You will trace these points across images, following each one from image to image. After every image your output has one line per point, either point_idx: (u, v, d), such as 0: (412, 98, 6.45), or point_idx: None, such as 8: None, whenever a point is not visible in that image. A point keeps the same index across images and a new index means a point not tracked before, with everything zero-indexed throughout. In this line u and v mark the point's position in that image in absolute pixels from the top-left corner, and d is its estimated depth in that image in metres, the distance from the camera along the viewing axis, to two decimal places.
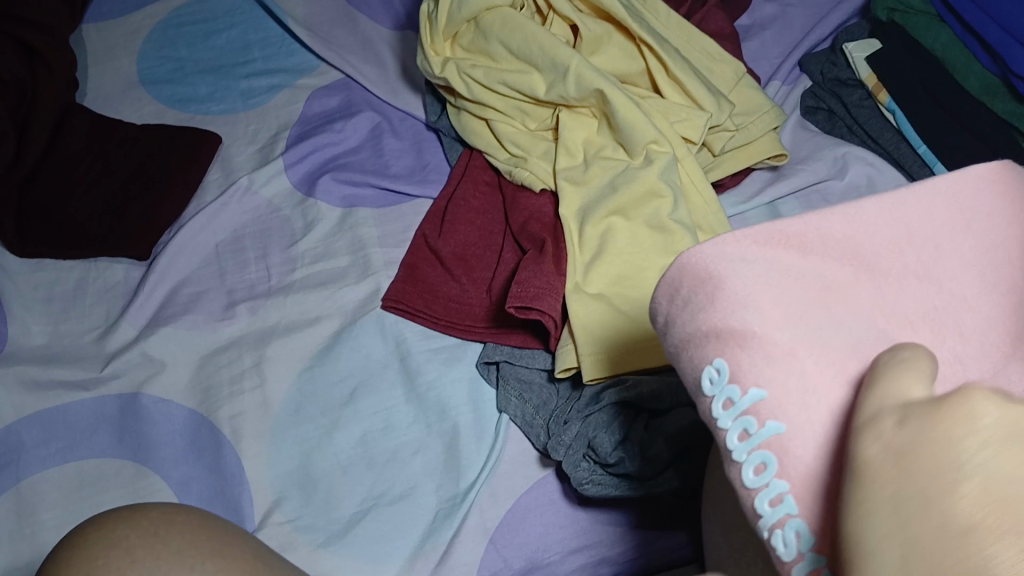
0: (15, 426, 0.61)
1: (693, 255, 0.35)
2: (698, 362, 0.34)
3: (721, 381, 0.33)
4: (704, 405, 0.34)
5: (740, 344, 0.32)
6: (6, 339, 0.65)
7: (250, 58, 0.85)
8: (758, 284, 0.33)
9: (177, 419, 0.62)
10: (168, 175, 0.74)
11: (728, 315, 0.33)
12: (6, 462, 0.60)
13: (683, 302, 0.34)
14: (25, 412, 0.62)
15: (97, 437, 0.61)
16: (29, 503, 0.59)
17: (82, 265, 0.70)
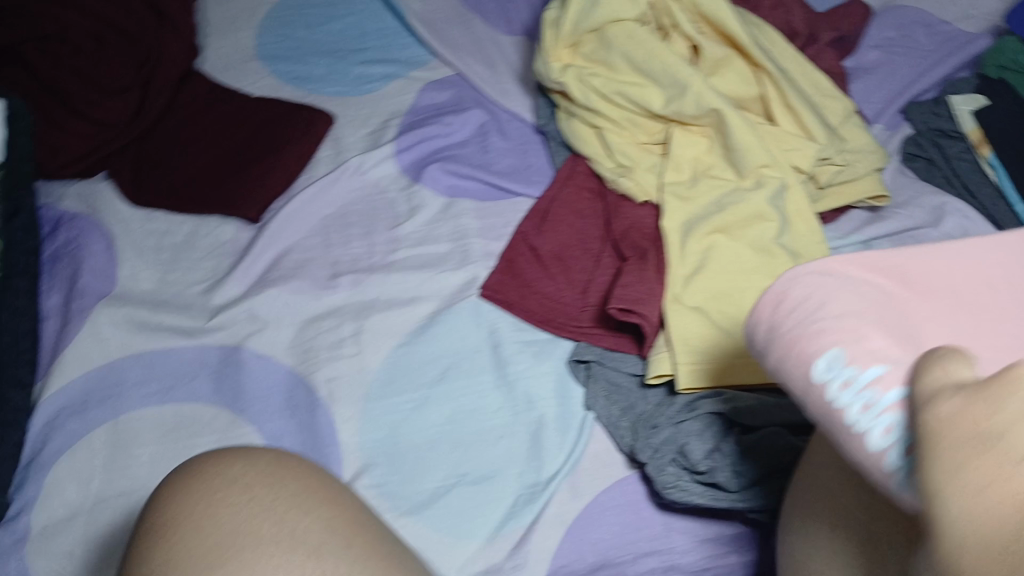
0: (119, 363, 0.63)
1: (792, 274, 0.36)
2: (809, 357, 0.34)
3: (840, 364, 0.33)
4: (816, 396, 0.33)
5: (848, 336, 0.34)
6: (117, 281, 0.68)
7: (366, 45, 0.87)
8: (855, 292, 0.36)
9: (274, 377, 0.64)
10: (282, 144, 0.76)
11: (836, 312, 0.35)
12: (108, 396, 0.62)
13: (790, 308, 0.35)
14: (130, 350, 0.64)
15: (197, 383, 0.63)
16: (125, 437, 0.61)
17: (194, 221, 0.72)
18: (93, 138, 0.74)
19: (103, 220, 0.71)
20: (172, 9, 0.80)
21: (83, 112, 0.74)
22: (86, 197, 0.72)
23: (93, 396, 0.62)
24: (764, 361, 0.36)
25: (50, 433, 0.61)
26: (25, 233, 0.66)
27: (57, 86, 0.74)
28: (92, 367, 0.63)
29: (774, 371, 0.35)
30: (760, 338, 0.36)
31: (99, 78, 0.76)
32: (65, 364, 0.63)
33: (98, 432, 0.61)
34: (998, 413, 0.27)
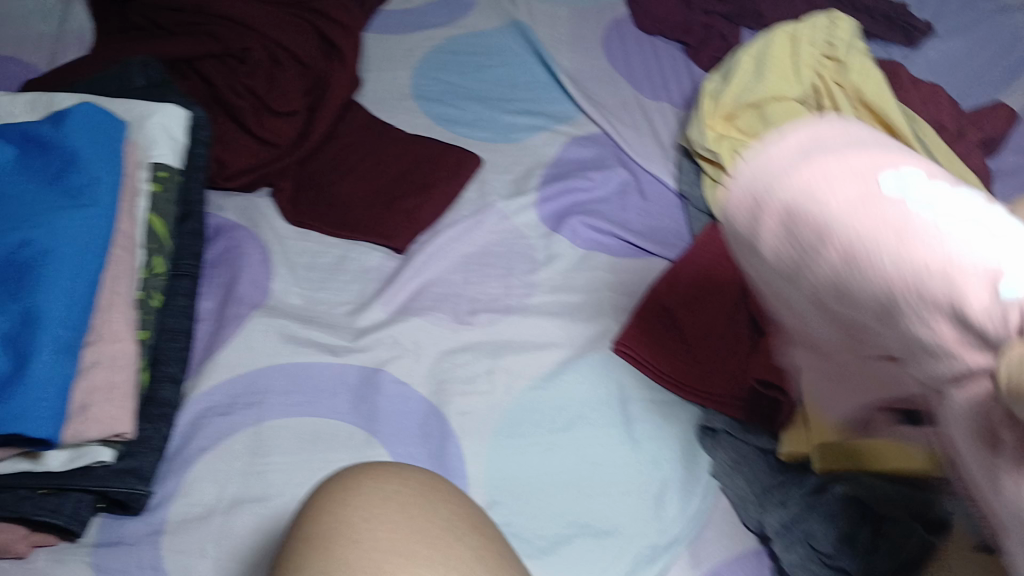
0: (265, 371, 0.66)
1: (812, 120, 0.31)
2: (838, 167, 0.27)
3: (902, 178, 0.26)
4: (862, 202, 0.26)
5: (907, 163, 0.27)
6: (269, 294, 0.71)
7: (516, 97, 0.90)
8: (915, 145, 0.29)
9: (408, 404, 0.66)
10: (432, 181, 0.79)
11: (873, 138, 0.29)
12: (252, 402, 0.65)
13: (813, 139, 0.30)
14: (277, 360, 0.67)
15: (336, 400, 0.65)
16: (265, 444, 0.63)
17: (344, 245, 0.75)
18: (260, 154, 0.78)
19: (261, 235, 0.74)
20: (341, 43, 0.85)
21: (252, 128, 0.78)
22: (245, 210, 0.76)
23: (239, 400, 0.65)
24: (741, 211, 0.29)
25: (195, 432, 0.63)
26: (188, 239, 0.69)
27: (233, 101, 0.79)
28: (239, 372, 0.66)
29: (752, 197, 0.29)
30: (742, 180, 0.30)
31: (272, 99, 0.79)
32: (214, 368, 0.66)
33: (240, 435, 0.63)
34: None
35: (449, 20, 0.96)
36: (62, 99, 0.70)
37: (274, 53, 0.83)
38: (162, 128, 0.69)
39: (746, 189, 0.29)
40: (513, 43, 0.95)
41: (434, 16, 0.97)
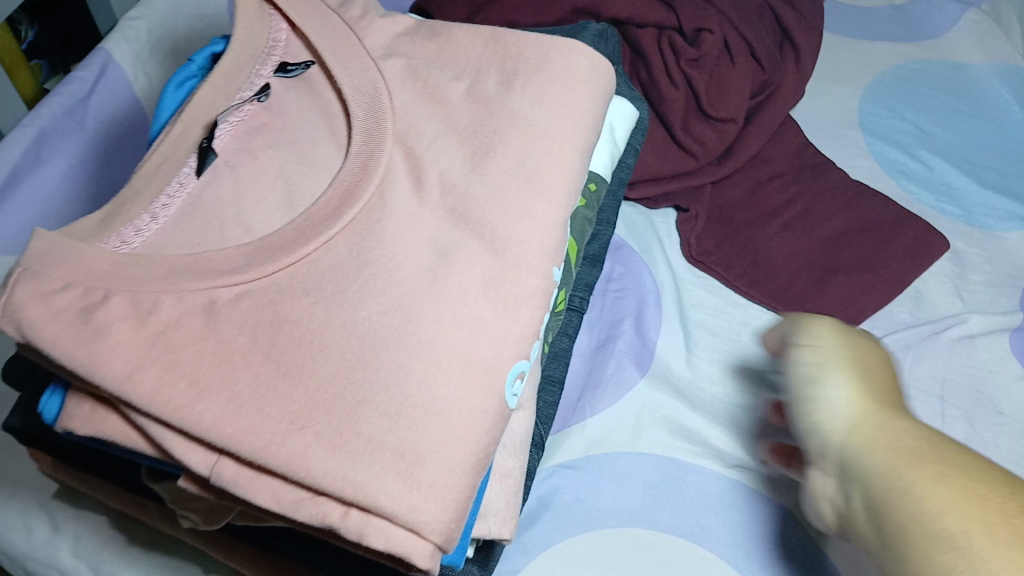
0: (628, 456, 0.54)
1: (576, 55, 0.46)
2: (525, 146, 0.43)
3: (514, 61, 0.46)
4: (509, 98, 0.44)
5: (522, 121, 0.44)
6: (655, 356, 0.57)
7: (997, 168, 0.68)
8: (568, 128, 0.44)
9: (780, 561, 0.51)
10: (880, 257, 0.61)
11: (557, 117, 0.44)
12: (613, 486, 0.53)
13: (549, 71, 0.45)
14: (644, 444, 0.54)
15: (721, 526, 0.52)
16: (619, 556, 0.51)
17: (755, 312, 0.60)
18: (688, 171, 0.64)
19: (655, 271, 0.61)
20: (804, 35, 0.67)
21: (681, 130, 0.63)
22: (639, 229, 0.63)
23: (592, 480, 0.53)
24: (507, 51, 0.46)
25: (546, 510, 0.53)
26: (587, 266, 0.57)
27: (669, 94, 0.63)
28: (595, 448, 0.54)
29: (512, 61, 0.46)
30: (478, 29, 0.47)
31: (703, 91, 0.63)
32: (572, 435, 0.55)
33: (595, 533, 0.52)
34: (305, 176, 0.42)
35: (917, 37, 0.76)
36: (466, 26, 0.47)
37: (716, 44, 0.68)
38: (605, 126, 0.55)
39: (518, 48, 0.46)
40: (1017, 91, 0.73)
41: (905, 26, 0.77)
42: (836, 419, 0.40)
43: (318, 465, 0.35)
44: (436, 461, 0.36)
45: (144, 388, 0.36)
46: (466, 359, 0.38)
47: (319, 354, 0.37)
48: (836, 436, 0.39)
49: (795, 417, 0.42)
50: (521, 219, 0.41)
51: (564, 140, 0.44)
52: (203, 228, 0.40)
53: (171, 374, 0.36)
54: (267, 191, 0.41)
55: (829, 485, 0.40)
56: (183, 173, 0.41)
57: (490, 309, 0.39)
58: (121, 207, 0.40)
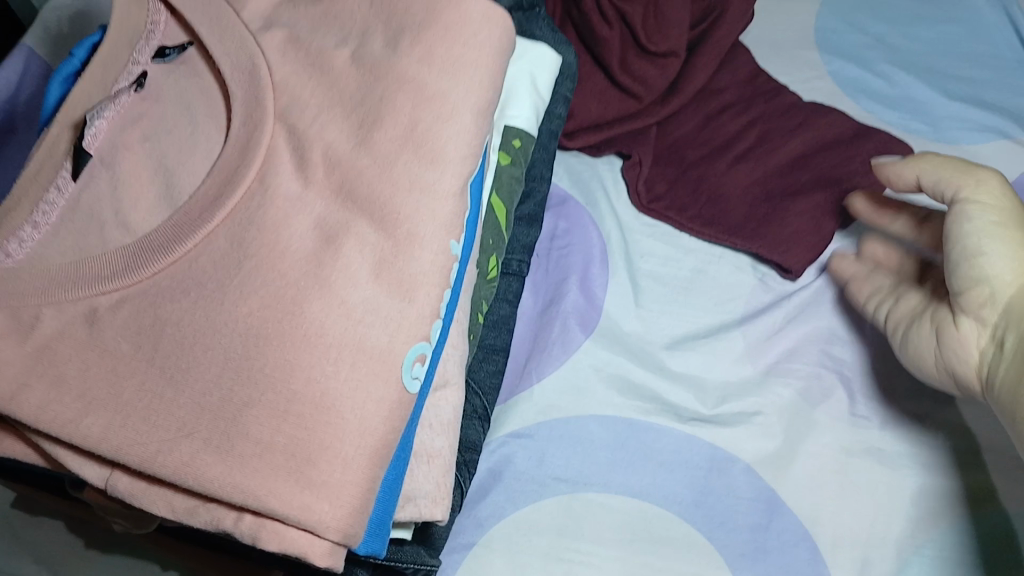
0: (580, 420, 0.52)
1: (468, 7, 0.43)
2: (413, 111, 0.41)
3: (398, 22, 0.43)
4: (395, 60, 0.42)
5: (409, 84, 0.41)
6: (603, 312, 0.54)
7: (964, 76, 0.64)
8: (460, 87, 0.42)
9: (740, 517, 0.49)
10: (841, 176, 0.57)
11: (447, 75, 0.42)
12: (566, 452, 0.51)
13: (437, 26, 0.43)
14: (596, 406, 0.52)
15: (677, 483, 0.50)
16: (575, 521, 0.50)
17: (708, 254, 0.57)
18: (632, 109, 0.60)
19: (600, 220, 0.58)
20: None
21: (618, 66, 0.60)
22: (583, 178, 0.60)
23: (546, 447, 0.51)
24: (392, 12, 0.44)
25: (495, 483, 0.51)
26: (524, 226, 0.54)
27: (600, 30, 0.60)
28: (545, 415, 0.52)
29: (397, 22, 0.43)
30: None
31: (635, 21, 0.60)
32: (520, 404, 0.52)
33: (549, 500, 0.50)
34: (184, 166, 0.40)
35: None
36: None
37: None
38: (526, 78, 0.53)
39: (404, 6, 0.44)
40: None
41: None
42: (1010, 287, 0.42)
43: (203, 471, 0.33)
44: (331, 457, 0.34)
45: (28, 405, 0.35)
46: (358, 347, 0.36)
47: (202, 356, 0.35)
48: (1012, 307, 0.42)
49: (958, 271, 0.45)
50: (415, 188, 0.39)
51: (455, 100, 0.41)
52: (80, 230, 0.39)
53: (52, 390, 0.35)
54: (147, 186, 0.40)
55: (978, 335, 0.44)
56: (60, 177, 0.40)
57: (381, 292, 0.37)
58: (2, 219, 0.39)
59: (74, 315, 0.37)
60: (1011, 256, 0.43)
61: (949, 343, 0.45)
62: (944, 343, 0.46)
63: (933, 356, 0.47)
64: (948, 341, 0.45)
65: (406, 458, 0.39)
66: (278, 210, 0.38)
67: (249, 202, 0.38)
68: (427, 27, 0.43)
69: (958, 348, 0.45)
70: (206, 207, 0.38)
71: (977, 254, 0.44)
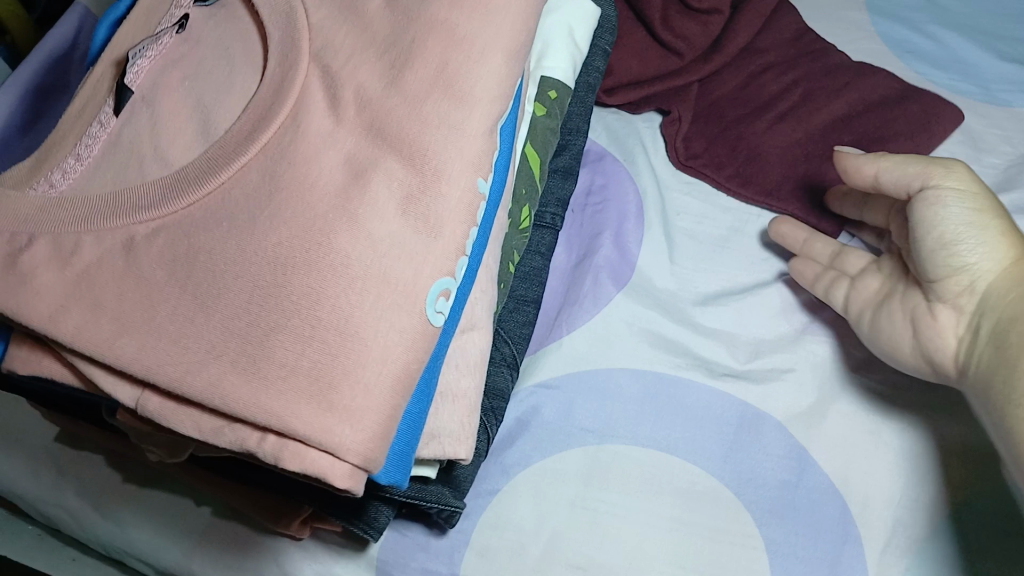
0: (610, 373, 0.52)
1: None
2: (444, 53, 0.41)
3: None
4: (428, 6, 0.43)
5: (442, 28, 0.42)
6: (636, 268, 0.54)
7: (1019, 38, 0.62)
8: (492, 31, 0.42)
9: (769, 474, 0.49)
10: (881, 138, 0.56)
11: (479, 20, 0.42)
12: (596, 406, 0.51)
13: None
14: (627, 360, 0.52)
15: (705, 438, 0.50)
16: (602, 472, 0.50)
17: (743, 214, 0.57)
18: (670, 67, 0.60)
19: (636, 175, 0.58)
20: None
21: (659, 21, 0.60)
22: (620, 135, 0.60)
23: (576, 399, 0.52)
24: None
25: (522, 431, 0.51)
26: (558, 180, 0.54)
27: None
28: (575, 368, 0.52)
29: None
30: None
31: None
32: (548, 355, 0.52)
33: (577, 451, 0.51)
34: (221, 104, 0.41)
35: None
36: None
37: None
38: (564, 31, 0.53)
39: None
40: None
41: None
42: (988, 278, 0.44)
43: (229, 393, 0.34)
44: (352, 383, 0.35)
45: (66, 326, 0.36)
46: (383, 280, 0.36)
47: (233, 283, 0.36)
48: (992, 297, 0.43)
49: (934, 262, 0.45)
50: (443, 128, 0.40)
51: (487, 44, 0.42)
52: (121, 161, 0.40)
53: (89, 312, 0.36)
54: (184, 122, 0.41)
55: (955, 323, 0.45)
56: (102, 114, 0.42)
57: (407, 228, 0.38)
58: (50, 154, 0.41)
59: (111, 241, 0.38)
60: (987, 248, 0.44)
61: (923, 333, 0.46)
62: (919, 330, 0.46)
63: (903, 341, 0.47)
64: (920, 329, 0.46)
65: (429, 395, 0.40)
66: (309, 146, 0.39)
67: (282, 137, 0.39)
68: None
69: (933, 336, 0.45)
70: (239, 143, 0.39)
71: (956, 246, 0.44)
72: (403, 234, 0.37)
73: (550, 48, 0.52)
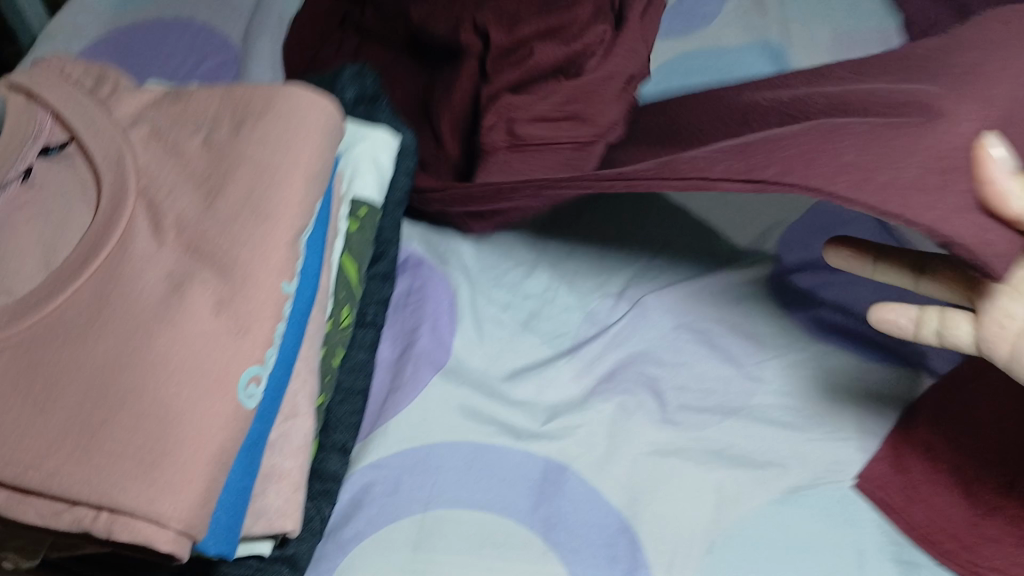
0: (435, 448, 0.59)
1: (297, 96, 0.53)
2: (251, 182, 0.50)
3: (240, 114, 0.53)
4: (237, 143, 0.52)
5: (249, 161, 0.51)
6: (451, 353, 0.62)
7: None
8: (292, 158, 0.51)
9: (572, 517, 0.56)
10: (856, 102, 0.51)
11: (279, 150, 0.51)
12: (421, 481, 0.58)
13: (272, 113, 0.53)
14: (449, 437, 0.59)
15: (515, 493, 0.57)
16: (431, 535, 0.56)
17: (538, 300, 0.66)
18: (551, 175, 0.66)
19: (449, 273, 0.67)
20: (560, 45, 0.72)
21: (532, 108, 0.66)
22: (434, 243, 0.69)
23: (404, 478, 0.58)
24: (237, 107, 0.54)
25: (354, 510, 0.57)
26: (378, 282, 0.62)
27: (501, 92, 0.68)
28: (404, 446, 0.59)
29: (240, 115, 0.53)
30: (217, 95, 0.55)
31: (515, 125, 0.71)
32: (379, 438, 0.59)
33: (407, 521, 0.56)
34: (60, 238, 0.49)
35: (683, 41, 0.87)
36: (206, 92, 0.55)
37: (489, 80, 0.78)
38: (370, 157, 0.62)
39: (246, 102, 0.54)
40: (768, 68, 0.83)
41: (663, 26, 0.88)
42: None
43: (64, 478, 0.40)
44: (172, 461, 0.41)
45: None
46: (200, 371, 0.43)
47: (67, 385, 0.42)
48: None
49: None
50: (251, 241, 0.48)
51: (288, 168, 0.51)
52: None
53: None
54: (26, 256, 0.48)
55: None
56: None
57: (220, 326, 0.45)
58: None
59: None
60: None
61: None
62: None
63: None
64: None
65: (250, 471, 0.46)
66: (135, 266, 0.46)
67: (111, 261, 0.47)
68: (265, 116, 0.52)
69: None
70: (74, 268, 0.46)
71: None
72: (215, 330, 0.45)
73: (357, 172, 0.61)
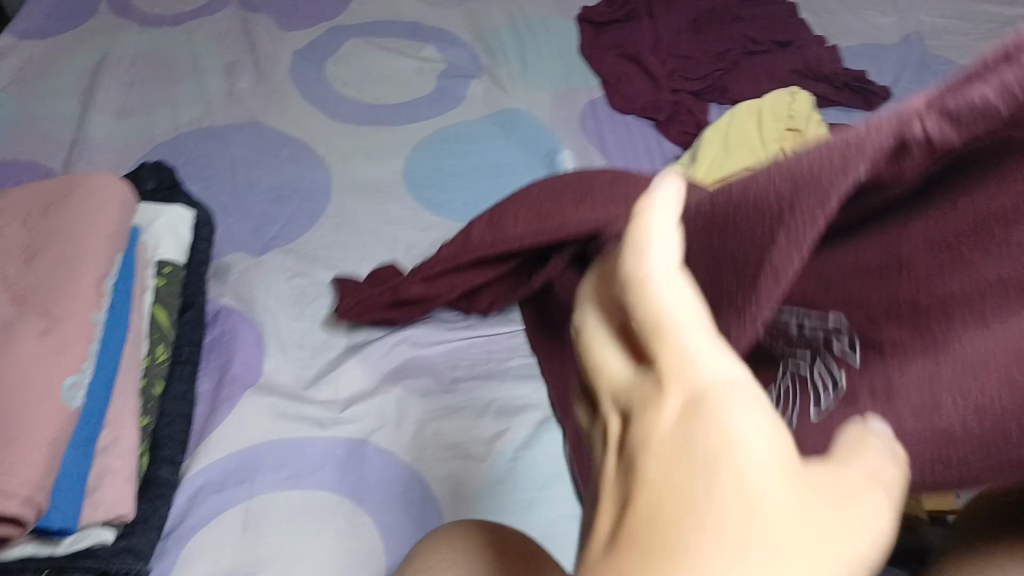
0: (256, 449, 0.70)
1: (93, 179, 0.68)
2: (62, 243, 0.63)
3: (49, 199, 0.67)
4: (48, 220, 0.65)
5: (58, 229, 0.64)
6: (261, 374, 0.75)
7: (501, 180, 0.97)
8: (94, 221, 0.65)
9: (374, 481, 0.69)
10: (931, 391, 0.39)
11: (82, 217, 0.65)
12: (242, 479, 0.68)
13: (74, 194, 0.67)
14: (268, 437, 0.71)
15: (322, 472, 0.69)
16: (255, 516, 0.66)
17: (332, 325, 0.80)
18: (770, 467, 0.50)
19: (253, 314, 0.79)
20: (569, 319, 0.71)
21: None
22: (242, 294, 0.81)
23: (229, 478, 0.68)
24: (49, 193, 0.68)
25: (189, 510, 0.67)
26: (189, 327, 0.75)
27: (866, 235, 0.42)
28: (232, 450, 0.70)
29: (50, 199, 0.67)
30: (32, 190, 0.68)
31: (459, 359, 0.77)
32: (207, 448, 0.70)
33: (233, 510, 0.67)
34: None
35: (440, 110, 1.07)
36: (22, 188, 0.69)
37: (254, 184, 0.95)
38: (169, 228, 0.78)
39: (54, 189, 0.68)
40: (490, 129, 1.04)
41: (421, 108, 1.07)
42: None
43: None
44: (12, 443, 0.52)
45: None
46: (30, 379, 0.55)
47: None
48: None
49: None
50: (65, 283, 0.61)
51: (92, 229, 0.64)
52: None
53: None
54: None
55: None
56: None
57: (44, 346, 0.57)
58: None
59: None
60: None
61: None
62: None
63: None
64: None
65: (84, 466, 0.58)
66: None
67: None
68: (70, 196, 0.67)
69: None
70: None
71: None
72: (41, 349, 0.57)
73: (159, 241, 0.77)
